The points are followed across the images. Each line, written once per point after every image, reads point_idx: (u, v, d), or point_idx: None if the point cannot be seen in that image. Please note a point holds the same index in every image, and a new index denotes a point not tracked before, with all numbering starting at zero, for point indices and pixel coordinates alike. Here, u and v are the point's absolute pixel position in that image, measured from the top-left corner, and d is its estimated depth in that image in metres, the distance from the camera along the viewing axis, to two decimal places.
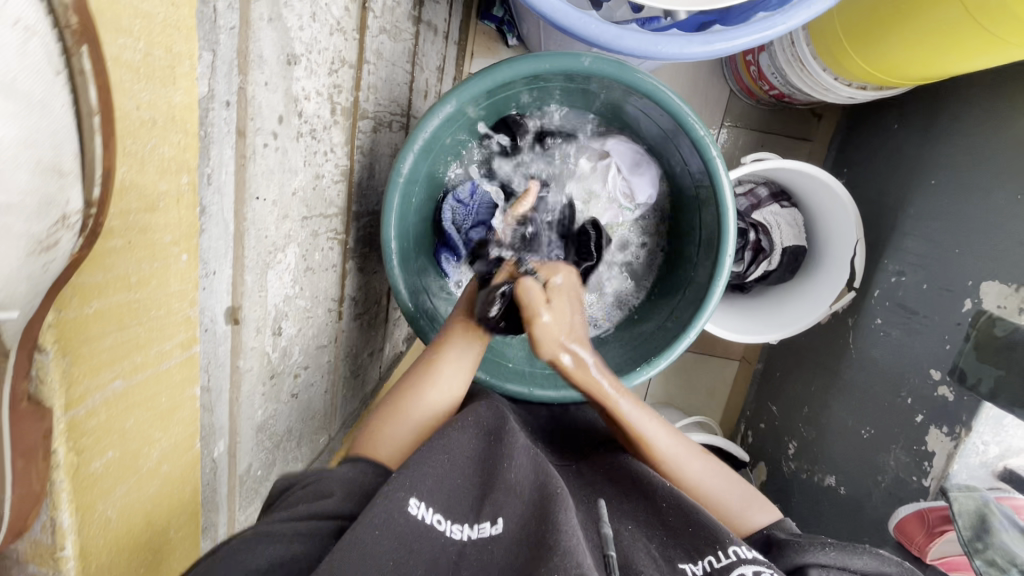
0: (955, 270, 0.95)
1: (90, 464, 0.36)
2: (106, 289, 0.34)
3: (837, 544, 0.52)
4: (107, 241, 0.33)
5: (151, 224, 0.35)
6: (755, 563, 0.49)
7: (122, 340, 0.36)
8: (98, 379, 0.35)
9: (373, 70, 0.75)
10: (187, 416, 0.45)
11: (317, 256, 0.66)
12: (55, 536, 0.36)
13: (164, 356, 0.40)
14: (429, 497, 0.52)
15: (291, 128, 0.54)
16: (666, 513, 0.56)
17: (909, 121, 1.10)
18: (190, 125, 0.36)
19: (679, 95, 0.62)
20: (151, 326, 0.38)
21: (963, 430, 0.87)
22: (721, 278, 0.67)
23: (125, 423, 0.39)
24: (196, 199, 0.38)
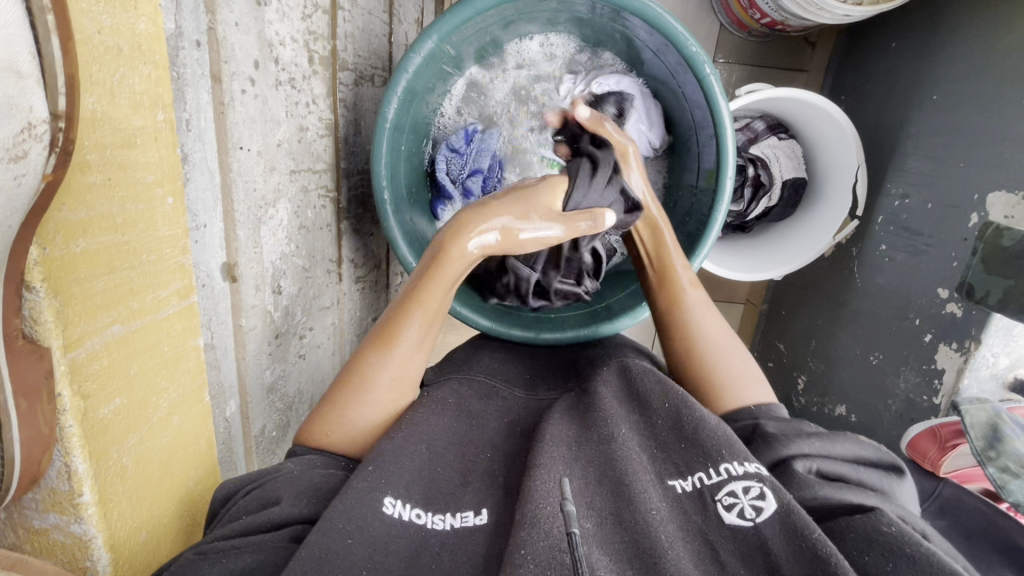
0: (961, 185, 0.93)
1: (97, 410, 0.32)
2: (91, 229, 0.30)
3: (821, 434, 0.51)
4: (85, 175, 0.29)
5: (130, 161, 0.32)
6: (746, 478, 0.45)
7: (114, 286, 0.32)
8: (96, 322, 0.31)
9: (349, 17, 0.72)
10: (193, 367, 0.41)
11: (310, 213, 0.65)
12: (71, 483, 0.31)
13: (163, 302, 0.36)
14: (406, 492, 0.47)
15: (269, 75, 0.52)
16: (660, 428, 0.52)
17: (909, 36, 1.06)
18: (163, 61, 0.33)
19: (669, 11, 0.59)
20: (144, 271, 0.34)
21: (973, 344, 0.87)
22: (721, 205, 0.65)
23: (130, 369, 0.34)
24: (175, 137, 0.36)
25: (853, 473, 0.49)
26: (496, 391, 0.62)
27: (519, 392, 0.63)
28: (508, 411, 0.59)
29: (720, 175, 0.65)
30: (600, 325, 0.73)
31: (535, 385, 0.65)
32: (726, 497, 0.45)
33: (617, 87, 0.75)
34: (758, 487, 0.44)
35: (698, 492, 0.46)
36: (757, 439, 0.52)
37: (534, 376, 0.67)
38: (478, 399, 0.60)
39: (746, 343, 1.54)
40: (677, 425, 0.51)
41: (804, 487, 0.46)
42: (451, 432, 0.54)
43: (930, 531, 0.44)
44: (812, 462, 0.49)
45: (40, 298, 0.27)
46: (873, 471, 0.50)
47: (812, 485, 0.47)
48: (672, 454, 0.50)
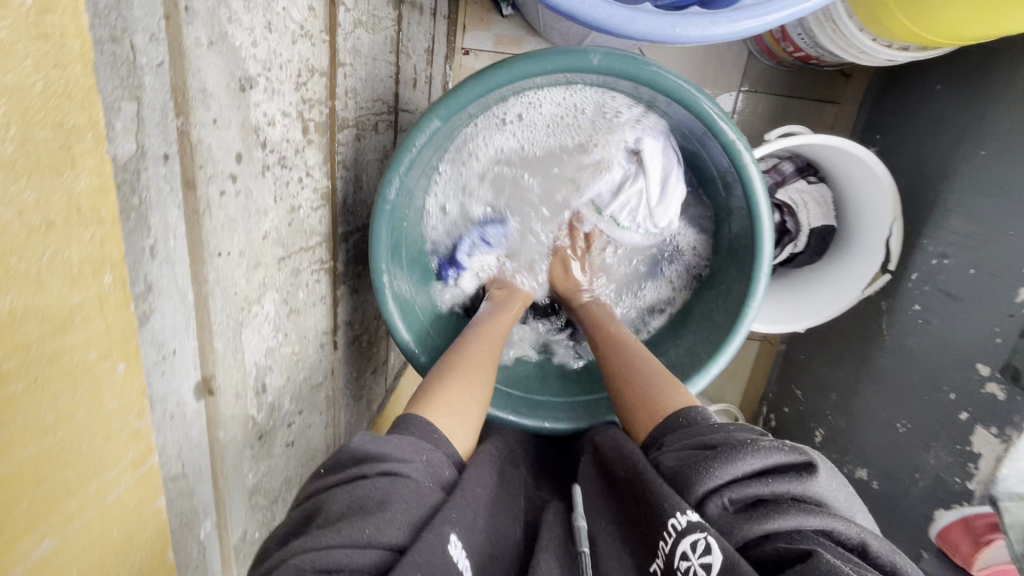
0: (1009, 254, 0.86)
1: None
2: (9, 450, 0.25)
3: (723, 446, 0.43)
4: (3, 389, 0.24)
5: (64, 349, 0.26)
6: (691, 532, 0.40)
7: (44, 499, 0.27)
8: (17, 549, 0.26)
9: (351, 71, 0.66)
10: (152, 533, 0.36)
11: (301, 294, 0.59)
12: None
13: (111, 485, 0.31)
14: (466, 539, 0.42)
15: (254, 164, 0.46)
16: (631, 506, 0.48)
17: (957, 83, 0.98)
18: (109, 216, 0.28)
19: (707, 96, 0.52)
20: (88, 463, 0.29)
21: (1014, 432, 0.81)
22: (755, 300, 0.59)
23: (68, 573, 0.30)
24: (129, 295, 0.30)
25: (766, 486, 0.41)
26: (514, 458, 0.59)
27: (519, 471, 0.59)
28: (511, 484, 0.55)
29: (755, 268, 0.59)
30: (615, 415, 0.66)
31: (539, 482, 0.61)
32: (680, 563, 0.39)
33: (636, 144, 0.68)
34: (704, 539, 0.39)
35: (668, 566, 0.41)
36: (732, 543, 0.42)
37: (536, 464, 0.64)
38: (508, 467, 0.57)
39: (760, 384, 1.48)
40: (637, 492, 0.47)
41: (727, 536, 0.40)
42: (490, 491, 0.50)
43: (865, 536, 0.39)
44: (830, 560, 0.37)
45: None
46: (782, 475, 0.42)
47: (728, 531, 0.40)
48: (640, 530, 0.45)
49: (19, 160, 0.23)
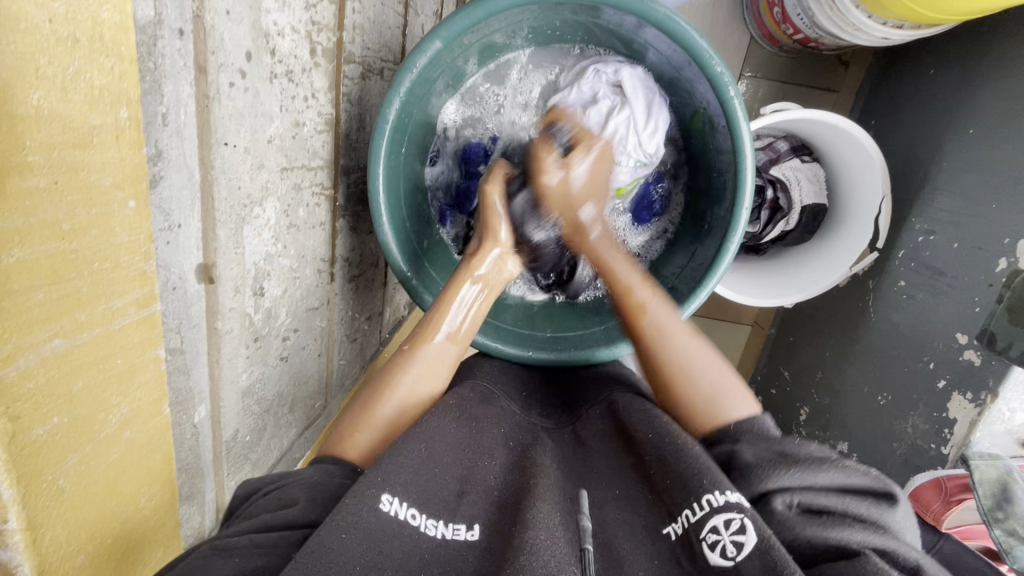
0: (991, 227, 0.88)
1: (31, 430, 0.29)
2: (28, 238, 0.27)
3: (801, 462, 0.46)
4: (28, 178, 0.26)
5: (82, 162, 0.29)
6: (726, 510, 0.43)
7: (57, 299, 0.29)
8: (32, 338, 0.28)
9: (359, 8, 0.69)
10: (151, 380, 0.38)
11: (301, 212, 0.62)
12: None
13: (117, 313, 0.33)
14: (404, 488, 0.47)
15: (263, 68, 0.49)
16: (649, 467, 0.51)
17: (950, 64, 1.01)
18: (131, 54, 0.31)
19: (697, 29, 0.55)
20: (95, 281, 0.32)
21: (989, 396, 0.83)
22: (734, 237, 0.62)
23: (73, 387, 0.32)
24: (142, 137, 0.33)
25: (842, 503, 0.44)
26: (494, 397, 0.61)
27: (513, 410, 0.61)
28: (504, 422, 0.58)
29: (735, 205, 0.61)
30: (596, 348, 0.69)
31: (529, 407, 0.64)
32: (709, 535, 0.42)
33: (613, 75, 0.68)
34: (740, 519, 0.42)
35: (686, 535, 0.44)
36: (734, 472, 0.48)
37: (529, 394, 0.66)
38: (478, 404, 0.59)
39: (750, 367, 1.50)
40: (662, 458, 0.50)
41: (787, 530, 0.43)
42: (452, 435, 0.53)
43: (920, 561, 0.42)
44: (795, 497, 0.45)
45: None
46: (862, 498, 0.45)
47: (795, 527, 0.43)
48: (660, 496, 0.48)
49: None
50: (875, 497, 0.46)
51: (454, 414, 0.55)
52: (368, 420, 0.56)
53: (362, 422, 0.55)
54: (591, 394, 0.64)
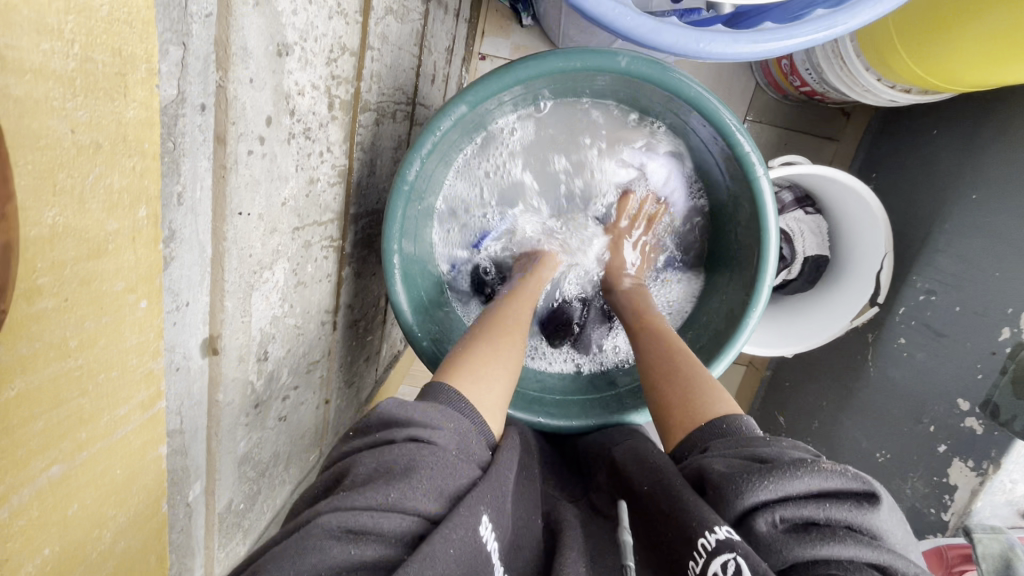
0: (994, 294, 0.89)
1: (21, 568, 0.28)
2: (34, 364, 0.25)
3: (774, 470, 0.42)
4: (35, 302, 0.24)
5: (96, 273, 0.27)
6: (719, 552, 0.40)
7: (58, 422, 0.27)
8: (27, 472, 0.26)
9: (377, 56, 0.67)
10: (150, 482, 0.35)
11: (309, 268, 0.59)
12: None
13: (120, 422, 0.31)
14: (495, 518, 0.44)
15: (282, 130, 0.47)
16: (656, 520, 0.48)
17: (952, 128, 1.02)
18: (154, 151, 0.28)
19: (727, 108, 0.55)
20: (101, 393, 0.29)
21: (991, 466, 0.83)
22: (755, 309, 0.61)
23: (68, 507, 0.30)
24: (159, 233, 0.30)
25: (823, 511, 0.41)
26: (526, 455, 0.59)
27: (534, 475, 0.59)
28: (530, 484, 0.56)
29: (757, 278, 0.61)
30: (604, 414, 0.68)
31: (544, 479, 0.61)
32: None
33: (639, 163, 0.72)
34: (733, 560, 0.39)
35: None
36: (709, 488, 0.45)
37: (542, 462, 0.64)
38: (527, 456, 0.57)
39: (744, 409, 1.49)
40: (664, 506, 0.48)
41: (774, 555, 0.40)
42: (514, 473, 0.50)
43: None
44: (778, 512, 0.41)
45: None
46: (842, 501, 0.41)
47: (780, 551, 0.40)
48: (662, 548, 0.45)
49: (75, 77, 0.23)
50: (856, 498, 0.42)
51: (512, 449, 0.53)
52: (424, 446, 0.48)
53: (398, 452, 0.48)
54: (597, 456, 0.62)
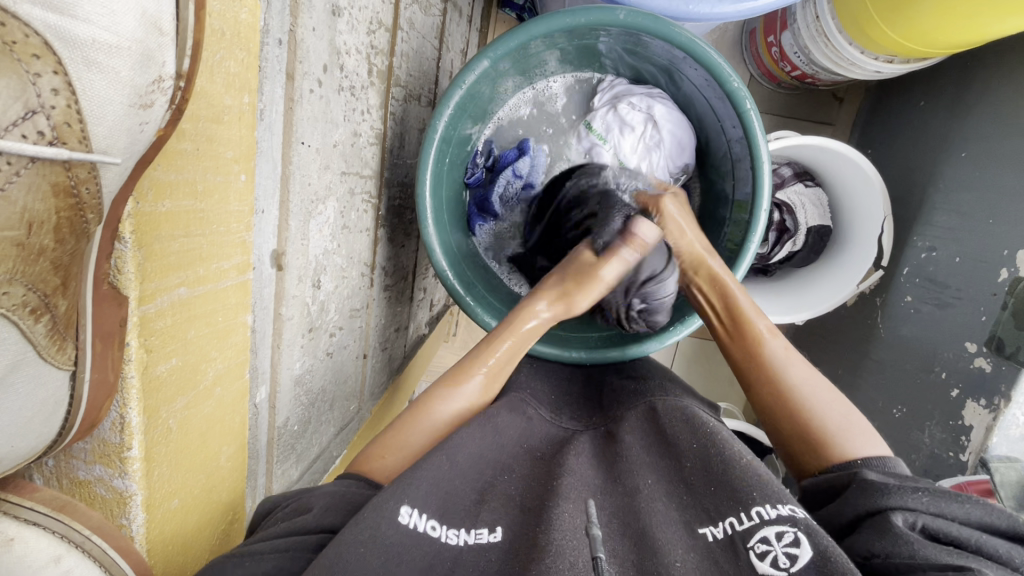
0: (991, 240, 0.94)
1: (156, 366, 0.42)
2: (176, 192, 0.39)
3: (934, 489, 0.46)
4: (180, 142, 0.39)
5: (217, 136, 0.40)
6: (778, 522, 0.44)
7: (188, 248, 0.41)
8: (167, 282, 0.40)
9: (406, 38, 0.76)
10: (240, 343, 0.50)
11: (353, 216, 0.67)
12: (122, 434, 0.41)
13: (224, 273, 0.45)
14: (423, 501, 0.48)
15: (334, 80, 0.55)
16: (689, 472, 0.53)
17: (937, 96, 1.09)
18: (254, 49, 0.41)
19: (717, 49, 0.62)
20: (214, 241, 0.43)
21: (1002, 401, 0.86)
22: (754, 235, 0.66)
23: (188, 334, 0.44)
24: (254, 120, 0.44)
25: (975, 539, 0.43)
26: (524, 408, 0.64)
27: (542, 416, 0.64)
28: (529, 433, 0.61)
29: (755, 206, 0.66)
30: (609, 350, 0.75)
31: (558, 412, 0.67)
32: (757, 545, 0.44)
33: (647, 109, 0.75)
34: (793, 532, 0.43)
35: (729, 539, 0.46)
36: (856, 484, 0.49)
37: (556, 398, 0.69)
38: (507, 413, 0.62)
39: None
40: (706, 465, 0.52)
41: (901, 543, 0.43)
42: (474, 448, 0.55)
43: None
44: (919, 519, 0.44)
45: (126, 248, 0.37)
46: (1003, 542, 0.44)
47: (914, 541, 0.42)
48: (700, 501, 0.50)
49: None
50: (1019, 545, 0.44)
51: (481, 426, 0.58)
52: (401, 438, 0.58)
53: (407, 424, 0.59)
54: (628, 400, 0.66)
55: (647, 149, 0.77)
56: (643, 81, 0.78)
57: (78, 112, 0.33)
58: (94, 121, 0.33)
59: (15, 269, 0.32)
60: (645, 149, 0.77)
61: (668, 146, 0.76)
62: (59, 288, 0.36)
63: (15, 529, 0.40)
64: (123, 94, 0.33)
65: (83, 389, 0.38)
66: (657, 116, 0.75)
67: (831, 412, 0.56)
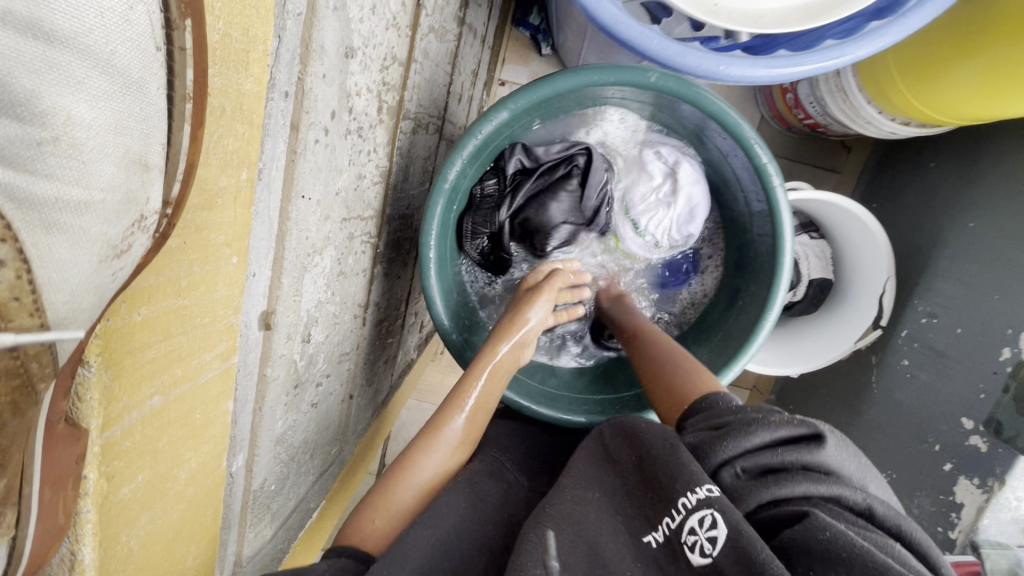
0: (994, 317, 0.93)
1: (119, 490, 0.37)
2: (156, 296, 0.33)
3: (743, 425, 0.49)
4: (166, 241, 0.33)
5: (207, 223, 0.35)
6: (698, 509, 0.44)
7: (164, 353, 0.36)
8: (138, 395, 0.36)
9: (419, 68, 0.71)
10: (217, 435, 0.45)
11: (350, 260, 0.62)
12: (71, 574, 0.35)
13: (204, 367, 0.40)
14: (404, 572, 0.48)
15: (341, 125, 0.51)
16: (632, 481, 0.53)
17: (948, 161, 1.08)
18: (259, 121, 0.36)
19: (750, 124, 0.60)
20: (194, 337, 0.38)
21: (996, 483, 0.86)
22: (771, 313, 0.64)
23: (158, 442, 0.39)
24: (251, 195, 0.38)
25: (778, 456, 0.46)
26: (500, 471, 0.64)
27: (503, 481, 0.63)
28: (497, 492, 0.61)
29: (773, 283, 0.64)
30: (610, 417, 0.72)
31: (533, 478, 0.66)
32: (688, 536, 0.44)
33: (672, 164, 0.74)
34: (710, 514, 0.43)
35: (668, 542, 0.45)
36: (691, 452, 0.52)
37: (533, 461, 0.69)
38: (486, 477, 0.62)
39: None
40: (645, 471, 0.52)
41: (740, 501, 0.46)
42: (457, 511, 0.56)
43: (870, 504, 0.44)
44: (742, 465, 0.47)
45: (90, 373, 0.31)
46: (794, 445, 0.47)
47: (742, 495, 0.46)
48: (642, 508, 0.50)
49: None
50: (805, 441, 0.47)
51: (456, 488, 0.58)
52: (388, 499, 0.56)
53: (393, 489, 0.56)
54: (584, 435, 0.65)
55: (658, 207, 0.75)
56: (668, 134, 0.75)
57: (30, 281, 0.25)
58: (50, 287, 0.26)
59: None
60: (657, 206, 0.75)
61: (679, 210, 0.74)
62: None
63: None
64: (93, 251, 0.27)
65: (26, 543, 0.30)
66: (677, 174, 0.73)
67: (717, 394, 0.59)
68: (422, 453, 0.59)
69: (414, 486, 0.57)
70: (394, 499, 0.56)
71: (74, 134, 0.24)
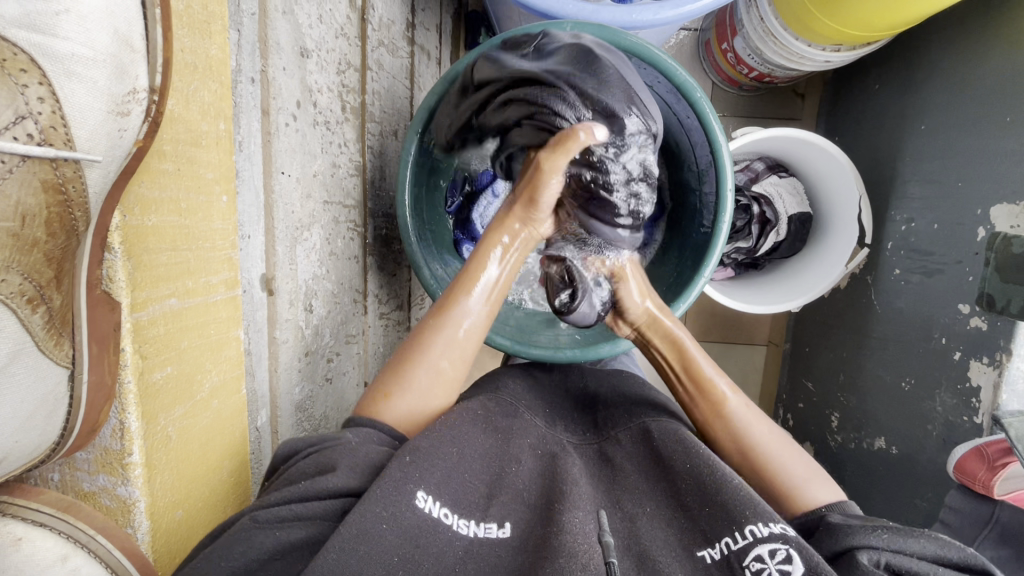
0: (964, 202, 0.96)
1: (152, 373, 0.45)
2: (161, 208, 0.44)
3: (891, 527, 0.49)
4: (161, 163, 0.44)
5: (196, 157, 0.46)
6: (771, 540, 0.46)
7: (174, 261, 0.45)
8: (158, 292, 0.45)
9: (376, 78, 0.80)
10: (234, 357, 0.53)
11: (339, 243, 0.70)
12: (123, 439, 0.44)
13: (213, 287, 0.49)
14: (437, 491, 0.49)
15: (310, 116, 0.58)
16: (684, 492, 0.53)
17: (889, 78, 1.14)
18: (226, 81, 0.48)
19: (660, 48, 0.66)
20: (200, 256, 0.47)
21: (1004, 356, 0.86)
22: (725, 216, 0.71)
23: (181, 344, 0.48)
24: (231, 146, 0.50)
25: (933, 572, 0.46)
26: (519, 412, 0.64)
27: (538, 425, 0.63)
28: (531, 434, 0.61)
29: (720, 184, 0.71)
30: (599, 346, 0.76)
31: (555, 422, 0.66)
32: (753, 563, 0.46)
33: None
34: (785, 549, 0.45)
35: (726, 560, 0.47)
36: (822, 531, 0.52)
37: (551, 409, 0.69)
38: (503, 417, 0.62)
39: (773, 387, 1.47)
40: (699, 485, 0.52)
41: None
42: (481, 444, 0.56)
43: None
44: (882, 555, 0.47)
45: (116, 258, 0.41)
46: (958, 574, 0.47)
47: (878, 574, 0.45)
48: (695, 521, 0.51)
49: None
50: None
51: (483, 429, 0.58)
52: (405, 382, 0.60)
53: (394, 385, 0.60)
54: (619, 419, 0.66)
55: None
56: None
57: (62, 117, 0.38)
58: (77, 126, 0.38)
59: (13, 258, 0.37)
60: None
61: None
62: (52, 281, 0.40)
63: (23, 529, 0.43)
64: (104, 103, 0.39)
65: (82, 389, 0.41)
66: None
67: (775, 444, 0.61)
68: (435, 334, 0.62)
69: (427, 374, 0.61)
70: (406, 379, 0.60)
71: (81, 10, 0.36)
